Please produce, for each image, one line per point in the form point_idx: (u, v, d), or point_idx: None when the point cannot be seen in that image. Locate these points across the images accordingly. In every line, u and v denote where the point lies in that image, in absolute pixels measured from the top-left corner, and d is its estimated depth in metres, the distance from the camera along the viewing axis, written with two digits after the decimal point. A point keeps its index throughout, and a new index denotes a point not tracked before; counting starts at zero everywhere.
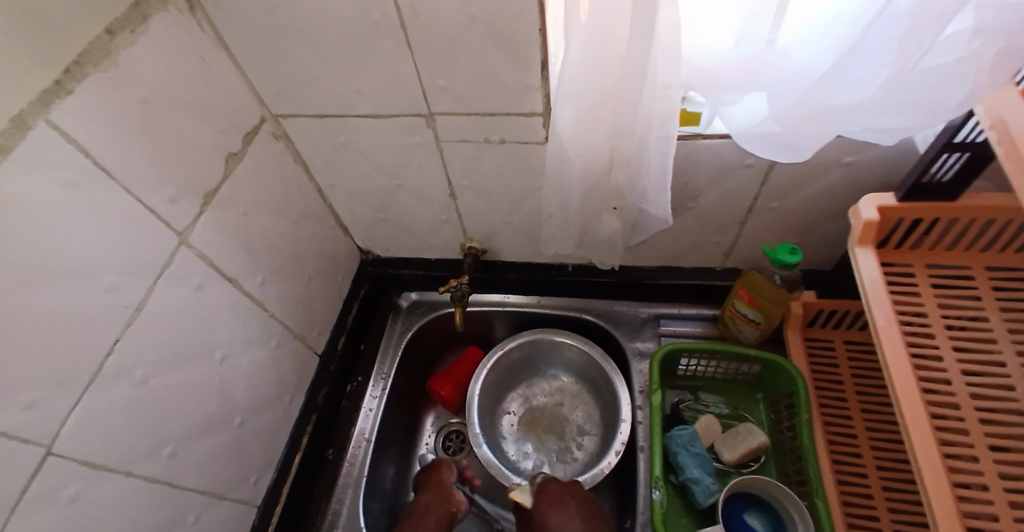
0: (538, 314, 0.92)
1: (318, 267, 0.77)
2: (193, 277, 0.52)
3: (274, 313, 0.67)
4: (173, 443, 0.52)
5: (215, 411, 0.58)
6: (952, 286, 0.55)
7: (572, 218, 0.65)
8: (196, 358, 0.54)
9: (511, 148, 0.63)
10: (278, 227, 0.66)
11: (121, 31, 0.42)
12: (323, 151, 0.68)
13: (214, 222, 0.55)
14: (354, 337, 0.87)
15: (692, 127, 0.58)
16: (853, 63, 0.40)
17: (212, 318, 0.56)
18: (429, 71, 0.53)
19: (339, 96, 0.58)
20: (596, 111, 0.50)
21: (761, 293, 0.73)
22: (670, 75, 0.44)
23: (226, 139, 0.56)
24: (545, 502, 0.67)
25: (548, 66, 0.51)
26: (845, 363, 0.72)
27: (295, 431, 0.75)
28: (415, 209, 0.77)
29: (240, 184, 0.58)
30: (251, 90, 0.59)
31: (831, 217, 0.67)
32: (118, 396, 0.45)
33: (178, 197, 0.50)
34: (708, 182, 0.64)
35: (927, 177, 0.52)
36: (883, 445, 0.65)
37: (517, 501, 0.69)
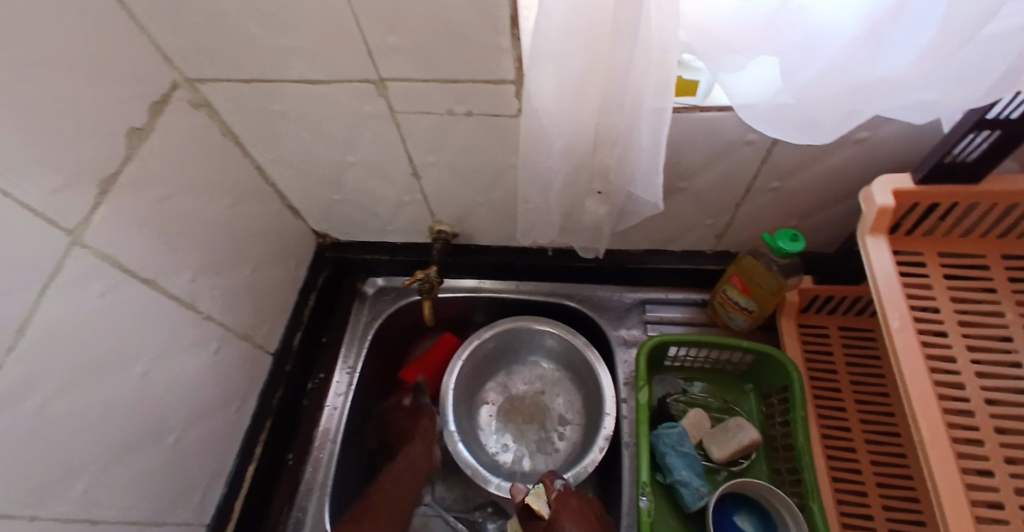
0: (517, 300, 0.85)
1: (264, 256, 0.69)
2: (94, 282, 0.44)
3: (209, 314, 0.59)
4: (87, 476, 0.45)
5: (140, 431, 0.50)
6: (967, 276, 0.50)
7: (555, 203, 0.57)
8: (108, 376, 0.46)
9: (481, 121, 0.54)
10: (208, 213, 0.57)
11: None
12: (259, 123, 0.58)
13: (118, 214, 0.45)
14: (312, 331, 0.79)
15: (688, 98, 0.50)
16: (898, 22, 0.32)
17: (125, 327, 0.47)
18: (374, 27, 0.43)
19: (267, 57, 0.48)
20: (579, 76, 0.42)
21: (758, 285, 0.67)
22: (669, 34, 0.36)
23: (128, 111, 0.46)
24: (565, 513, 0.59)
25: (519, 22, 0.42)
26: (839, 351, 0.68)
27: (247, 439, 0.68)
28: (374, 189, 0.68)
29: (151, 164, 0.49)
30: (157, 49, 0.48)
31: (837, 198, 0.61)
32: (9, 434, 0.37)
33: (66, 186, 0.40)
34: (704, 160, 0.57)
35: (950, 157, 0.45)
36: (878, 439, 0.62)
37: (530, 506, 0.62)
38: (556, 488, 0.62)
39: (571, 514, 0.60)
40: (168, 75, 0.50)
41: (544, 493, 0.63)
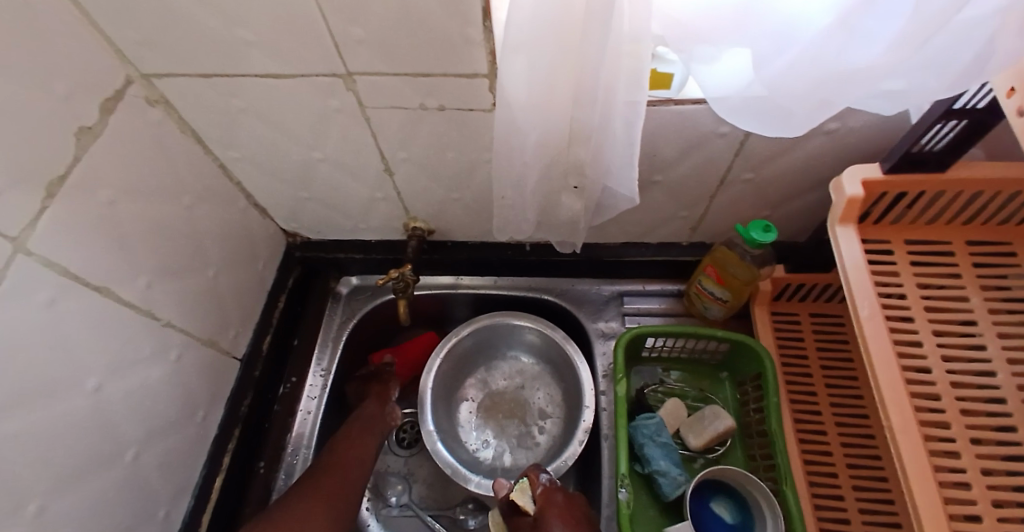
0: (495, 296, 0.84)
1: (227, 257, 0.66)
2: (40, 293, 0.41)
3: (168, 322, 0.56)
4: (36, 500, 0.42)
5: (95, 448, 0.48)
6: (932, 263, 0.51)
7: (529, 198, 0.56)
8: (57, 394, 0.43)
9: (454, 115, 0.53)
10: (165, 215, 0.54)
11: None
12: (219, 119, 0.55)
13: (65, 220, 0.42)
14: (283, 334, 0.77)
15: (663, 91, 0.50)
16: (870, 14, 0.33)
17: (74, 341, 0.44)
18: (339, 19, 0.42)
19: (225, 49, 0.46)
20: (552, 69, 0.41)
21: (733, 275, 0.68)
22: (643, 24, 0.35)
23: (75, 108, 0.42)
24: (549, 508, 0.58)
25: (490, 14, 0.41)
26: (811, 338, 0.70)
27: (214, 450, 0.65)
28: (344, 186, 0.66)
29: (101, 165, 0.46)
30: (106, 41, 0.45)
31: (808, 188, 0.62)
32: None
33: (5, 191, 0.37)
34: (678, 153, 0.57)
35: (917, 147, 0.46)
36: (848, 421, 0.64)
37: (516, 504, 0.61)
38: (541, 482, 0.61)
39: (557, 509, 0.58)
40: (118, 70, 0.47)
41: (529, 488, 0.62)
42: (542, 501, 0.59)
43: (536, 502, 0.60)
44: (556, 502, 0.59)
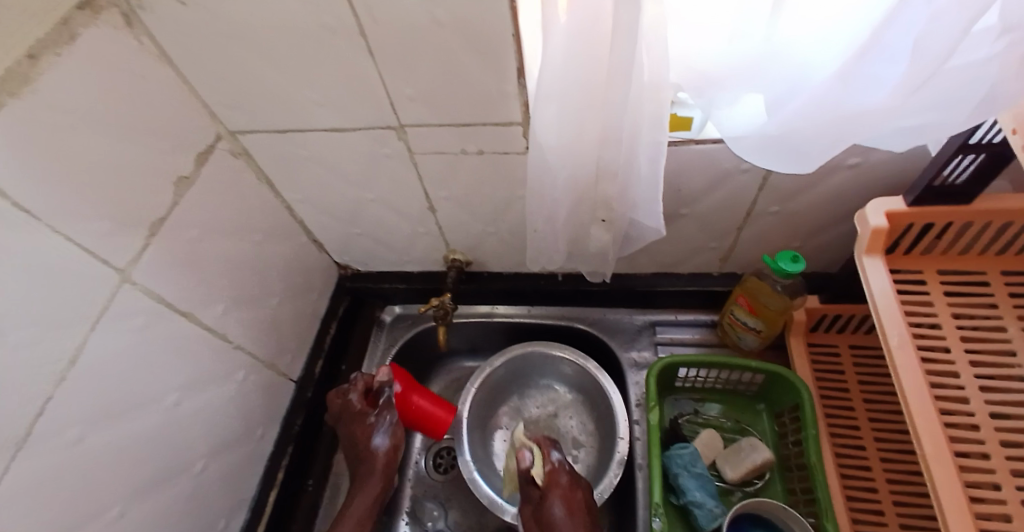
0: (529, 325, 0.87)
1: (288, 287, 0.73)
2: (138, 316, 0.48)
3: (238, 344, 0.63)
4: (118, 504, 0.47)
5: (169, 459, 0.53)
6: (966, 292, 0.52)
7: (559, 231, 0.60)
8: (144, 406, 0.49)
9: (492, 158, 0.58)
10: (239, 250, 0.62)
11: (44, 52, 0.37)
12: (288, 167, 0.63)
13: (163, 254, 0.50)
14: (333, 359, 0.82)
15: (683, 132, 0.54)
16: (872, 63, 0.36)
17: (161, 360, 0.51)
18: (394, 80, 0.48)
19: (298, 109, 0.53)
20: (580, 118, 0.46)
21: (765, 305, 0.68)
22: (660, 76, 0.40)
23: (175, 162, 0.51)
24: (555, 487, 0.64)
25: (525, 72, 0.47)
26: (851, 370, 0.69)
27: (269, 465, 0.71)
28: (392, 223, 0.72)
29: (194, 208, 0.54)
30: (203, 105, 0.54)
31: (837, 219, 0.63)
32: (52, 462, 0.40)
33: (116, 231, 0.45)
34: (704, 187, 0.60)
35: (940, 180, 0.47)
36: (894, 456, 0.62)
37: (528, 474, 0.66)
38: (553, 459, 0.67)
39: (565, 487, 0.64)
40: (212, 128, 0.56)
41: (542, 463, 0.67)
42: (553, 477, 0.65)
43: (546, 478, 0.65)
44: (568, 483, 0.64)
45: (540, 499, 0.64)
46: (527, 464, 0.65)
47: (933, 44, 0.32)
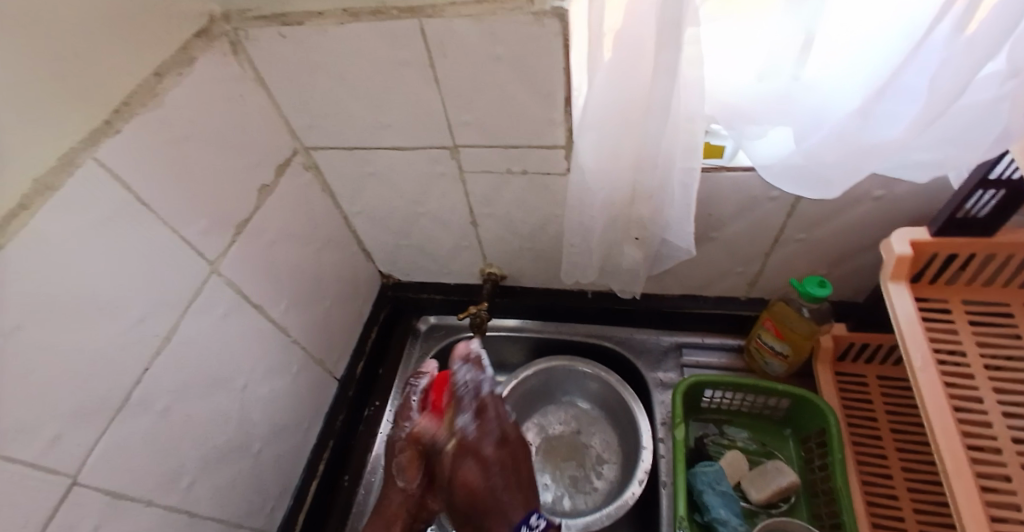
0: (558, 340, 0.90)
1: (339, 292, 0.79)
2: (220, 304, 0.54)
3: (296, 339, 0.69)
4: (191, 474, 0.52)
5: (233, 438, 0.58)
6: (991, 323, 0.53)
7: (594, 248, 0.64)
8: (219, 387, 0.55)
9: (534, 179, 0.63)
10: (302, 254, 0.68)
11: (168, 73, 0.45)
12: (350, 181, 0.70)
13: (244, 251, 0.57)
14: (372, 362, 0.87)
15: (715, 160, 0.58)
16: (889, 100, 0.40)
17: (235, 346, 0.57)
18: (454, 106, 0.55)
19: (367, 129, 0.60)
20: (621, 143, 0.51)
21: (791, 329, 0.70)
22: (695, 109, 0.45)
23: (259, 171, 0.58)
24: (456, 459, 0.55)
25: (571, 101, 0.52)
26: (878, 399, 0.69)
27: (312, 457, 0.75)
28: (436, 236, 0.78)
29: (270, 213, 0.61)
30: (285, 125, 0.62)
31: (864, 249, 0.65)
32: (144, 426, 0.45)
33: (211, 228, 0.51)
34: (734, 213, 0.63)
35: (963, 212, 0.50)
36: (922, 487, 0.62)
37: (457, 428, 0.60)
38: (460, 425, 0.57)
39: (465, 448, 0.55)
40: (290, 144, 0.63)
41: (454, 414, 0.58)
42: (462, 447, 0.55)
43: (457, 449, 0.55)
44: (478, 445, 0.55)
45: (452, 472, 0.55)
46: (423, 433, 0.58)
47: (944, 82, 0.36)
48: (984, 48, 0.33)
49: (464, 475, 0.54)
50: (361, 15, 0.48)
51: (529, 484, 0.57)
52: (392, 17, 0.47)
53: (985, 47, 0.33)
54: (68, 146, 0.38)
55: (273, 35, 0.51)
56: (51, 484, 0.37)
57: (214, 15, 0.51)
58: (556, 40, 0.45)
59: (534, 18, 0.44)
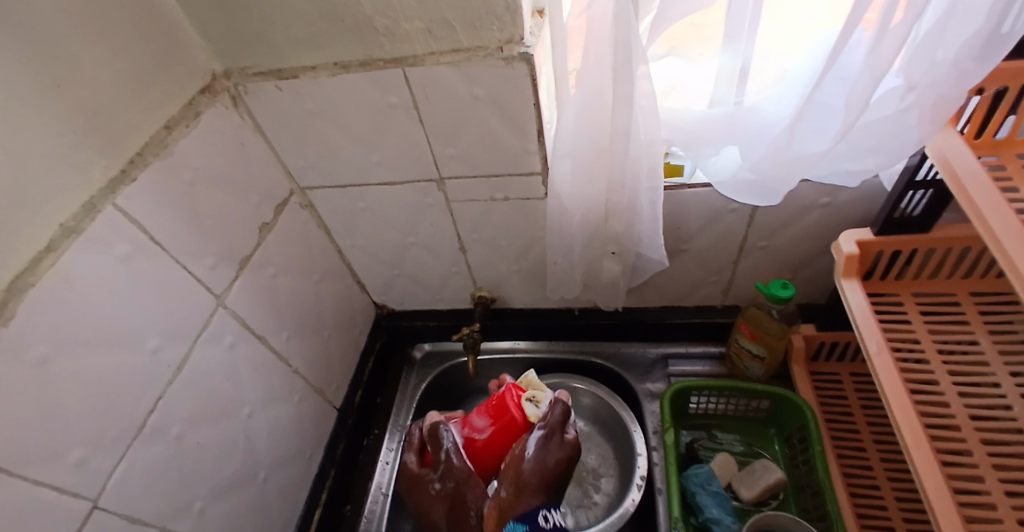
0: (549, 359, 0.93)
1: (337, 322, 0.82)
2: (226, 336, 0.57)
3: (297, 370, 0.71)
4: (202, 500, 0.54)
5: (241, 465, 0.60)
6: (939, 311, 0.58)
7: (576, 263, 0.69)
8: (226, 415, 0.58)
9: (517, 205, 0.68)
10: (302, 287, 0.72)
11: (176, 125, 0.50)
12: (345, 217, 0.74)
13: (247, 285, 0.60)
14: (370, 391, 0.89)
15: (677, 178, 0.65)
16: (811, 117, 0.46)
17: (241, 376, 0.60)
18: (439, 142, 0.60)
19: (360, 167, 0.65)
20: (592, 167, 0.56)
21: (766, 331, 0.75)
22: (653, 134, 0.51)
23: (259, 211, 0.62)
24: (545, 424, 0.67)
25: (543, 132, 0.58)
26: (854, 395, 0.73)
27: (315, 486, 0.76)
28: (428, 264, 0.82)
29: (270, 249, 0.65)
30: (283, 168, 0.67)
31: (821, 253, 0.71)
32: (158, 452, 0.48)
33: (217, 264, 0.55)
34: (700, 227, 0.69)
35: (898, 211, 0.56)
36: (901, 476, 0.65)
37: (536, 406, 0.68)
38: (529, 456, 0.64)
39: (545, 445, 0.65)
40: (287, 186, 0.68)
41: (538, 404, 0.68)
42: (518, 472, 0.62)
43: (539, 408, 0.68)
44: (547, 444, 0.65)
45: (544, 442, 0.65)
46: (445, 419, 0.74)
47: (853, 99, 0.43)
48: (879, 68, 0.40)
49: (545, 459, 0.64)
50: (349, 67, 0.54)
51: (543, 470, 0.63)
52: (378, 67, 0.53)
53: (879, 67, 0.40)
54: (89, 194, 0.42)
55: (268, 87, 0.57)
56: (73, 506, 0.40)
57: (216, 73, 0.56)
58: (525, 78, 0.51)
59: (504, 62, 0.50)
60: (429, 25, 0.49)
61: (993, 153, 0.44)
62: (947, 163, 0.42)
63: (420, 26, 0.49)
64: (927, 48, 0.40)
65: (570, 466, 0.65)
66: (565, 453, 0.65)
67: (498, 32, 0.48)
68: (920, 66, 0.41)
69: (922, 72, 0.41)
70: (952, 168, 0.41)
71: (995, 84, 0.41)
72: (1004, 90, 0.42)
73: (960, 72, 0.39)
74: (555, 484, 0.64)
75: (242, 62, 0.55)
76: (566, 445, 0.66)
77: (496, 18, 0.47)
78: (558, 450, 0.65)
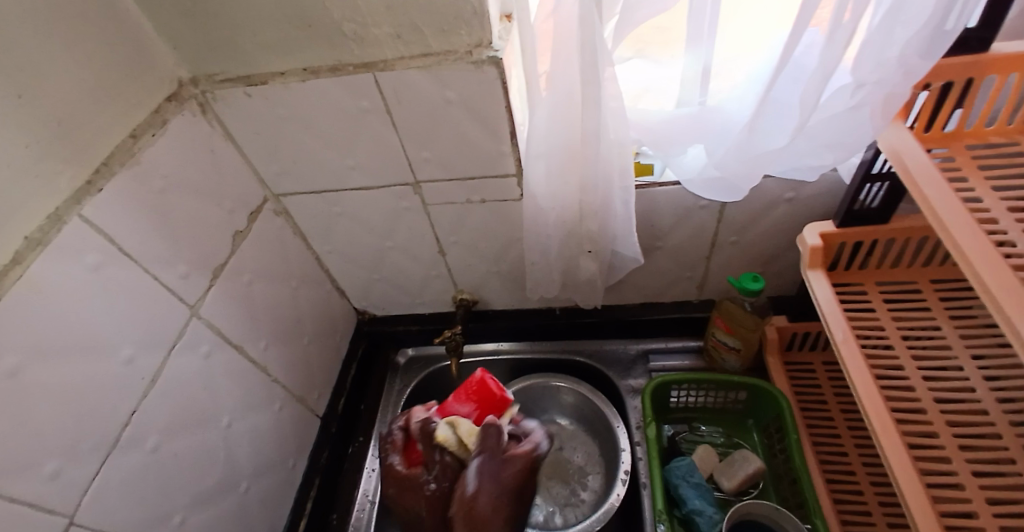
0: (532, 359, 0.94)
1: (316, 328, 0.81)
2: (202, 346, 0.56)
3: (276, 378, 0.71)
4: (181, 512, 0.53)
5: (220, 476, 0.60)
6: (903, 299, 0.61)
7: (553, 262, 0.70)
8: (204, 425, 0.57)
9: (493, 206, 0.69)
10: (279, 294, 0.71)
11: (144, 133, 0.50)
12: (321, 223, 0.74)
13: (222, 293, 0.60)
14: (353, 398, 0.89)
15: (647, 176, 0.66)
16: (770, 115, 0.48)
17: (218, 385, 0.59)
18: (413, 145, 0.61)
19: (334, 172, 0.66)
20: (565, 168, 0.57)
21: (740, 323, 0.76)
22: (622, 134, 0.52)
23: (232, 219, 0.62)
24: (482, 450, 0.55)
25: (515, 134, 0.58)
26: (827, 383, 0.76)
27: (299, 495, 0.76)
28: (407, 267, 0.82)
29: (245, 257, 0.64)
30: (256, 175, 0.66)
31: (789, 246, 0.73)
32: (134, 465, 0.47)
33: (190, 273, 0.55)
34: (672, 223, 0.71)
35: (858, 204, 0.58)
36: (874, 460, 0.68)
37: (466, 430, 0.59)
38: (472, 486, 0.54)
39: (490, 469, 0.55)
40: (261, 193, 0.68)
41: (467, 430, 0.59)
42: (466, 510, 0.52)
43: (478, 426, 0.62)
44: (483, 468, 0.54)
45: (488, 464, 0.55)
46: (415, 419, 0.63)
47: (807, 97, 0.44)
48: (829, 67, 0.42)
49: (484, 486, 0.54)
50: (321, 72, 0.54)
51: (489, 495, 0.53)
52: (349, 72, 0.53)
53: (830, 66, 0.42)
54: (55, 205, 0.41)
55: (239, 94, 0.57)
56: (47, 522, 0.39)
57: (184, 80, 0.56)
58: (495, 80, 0.52)
59: (474, 65, 0.51)
60: (397, 30, 0.49)
61: (943, 146, 0.47)
62: (899, 156, 0.43)
63: (388, 31, 0.49)
64: (874, 48, 0.42)
65: (523, 480, 0.55)
66: (514, 468, 0.55)
67: (467, 35, 0.49)
68: (868, 66, 0.43)
69: (870, 71, 0.43)
70: (903, 161, 0.43)
71: (941, 79, 0.43)
72: (951, 83, 0.43)
73: (904, 70, 0.41)
74: (515, 504, 0.55)
75: (211, 69, 0.55)
76: (513, 459, 0.56)
77: (464, 22, 0.48)
78: (506, 469, 0.55)
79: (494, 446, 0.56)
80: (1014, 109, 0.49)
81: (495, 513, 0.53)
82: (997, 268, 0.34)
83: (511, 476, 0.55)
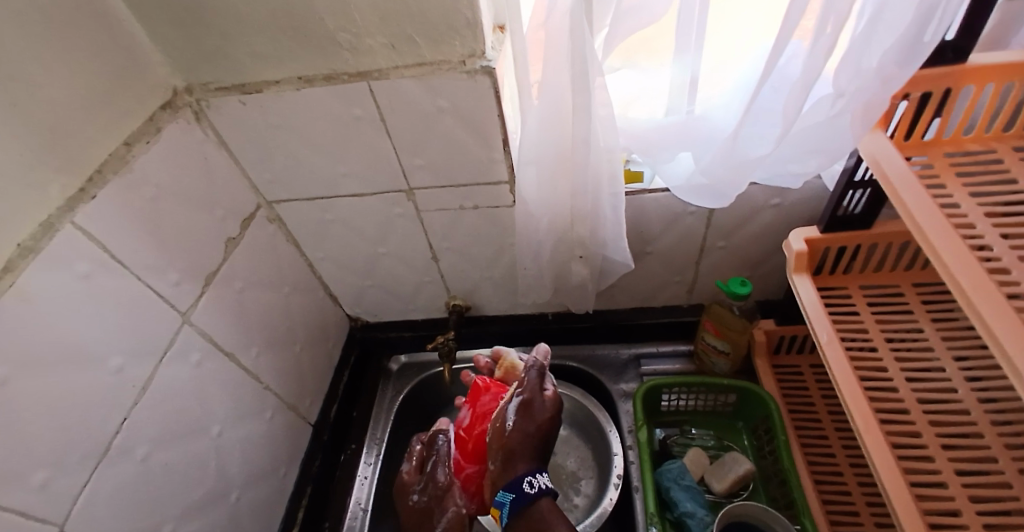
0: None
1: (308, 335, 0.81)
2: (193, 353, 0.56)
3: (268, 385, 0.70)
4: (172, 522, 0.53)
5: (211, 485, 0.59)
6: (886, 302, 0.62)
7: (545, 268, 0.71)
8: (195, 434, 0.57)
9: (485, 212, 0.70)
10: (271, 301, 0.71)
11: (137, 142, 0.50)
12: (313, 229, 0.74)
13: (214, 301, 0.60)
14: (345, 405, 0.88)
15: (637, 183, 0.68)
16: (754, 122, 0.50)
17: (209, 393, 0.59)
18: (406, 153, 0.61)
19: (327, 179, 0.66)
20: (556, 176, 0.59)
21: (728, 327, 0.78)
22: (611, 141, 0.53)
23: (225, 226, 0.62)
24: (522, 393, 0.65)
25: (508, 142, 0.60)
26: (814, 385, 0.77)
27: (290, 504, 0.75)
28: (400, 274, 0.83)
29: (237, 264, 0.64)
30: (248, 182, 0.66)
31: (775, 251, 0.75)
32: (124, 475, 0.47)
33: (182, 280, 0.55)
34: (661, 229, 0.72)
35: (842, 209, 0.60)
36: (860, 461, 0.69)
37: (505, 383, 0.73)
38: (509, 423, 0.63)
39: (528, 411, 0.63)
40: (254, 200, 0.68)
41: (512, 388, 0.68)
42: (502, 442, 0.62)
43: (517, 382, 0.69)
44: (524, 407, 0.64)
45: (525, 404, 0.64)
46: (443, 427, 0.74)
47: (790, 105, 0.46)
48: (811, 77, 0.43)
49: (519, 422, 0.62)
50: (315, 81, 0.54)
51: (526, 431, 0.62)
52: (343, 80, 0.54)
53: (811, 76, 0.43)
54: (47, 213, 0.41)
55: (232, 102, 0.57)
56: None
57: (178, 89, 0.56)
58: (487, 89, 0.53)
59: (466, 74, 0.52)
60: (391, 40, 0.50)
61: (922, 153, 0.48)
62: (878, 163, 0.45)
63: (382, 42, 0.50)
64: (854, 58, 0.43)
65: (554, 426, 0.64)
66: (548, 415, 0.64)
67: (459, 46, 0.50)
68: (848, 76, 0.44)
69: (849, 81, 0.44)
70: (882, 168, 0.44)
71: (920, 89, 0.45)
72: (929, 93, 0.45)
73: (883, 79, 0.42)
74: (542, 447, 0.63)
75: (205, 78, 0.55)
76: (548, 406, 0.65)
77: (457, 33, 0.49)
78: (542, 414, 0.64)
79: (533, 388, 0.66)
80: (993, 116, 0.51)
81: (526, 445, 0.61)
82: (973, 273, 0.35)
83: (542, 419, 0.63)
